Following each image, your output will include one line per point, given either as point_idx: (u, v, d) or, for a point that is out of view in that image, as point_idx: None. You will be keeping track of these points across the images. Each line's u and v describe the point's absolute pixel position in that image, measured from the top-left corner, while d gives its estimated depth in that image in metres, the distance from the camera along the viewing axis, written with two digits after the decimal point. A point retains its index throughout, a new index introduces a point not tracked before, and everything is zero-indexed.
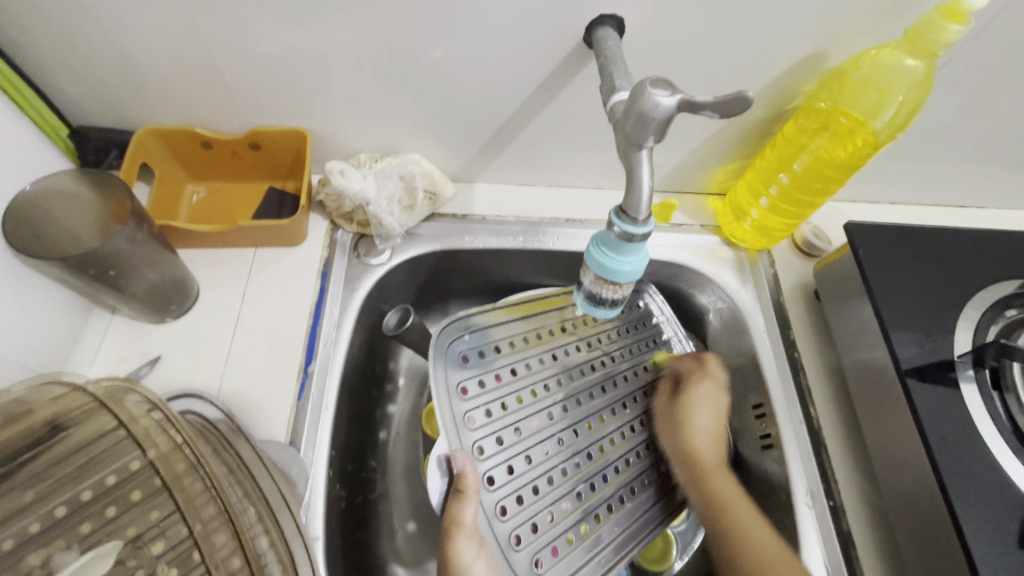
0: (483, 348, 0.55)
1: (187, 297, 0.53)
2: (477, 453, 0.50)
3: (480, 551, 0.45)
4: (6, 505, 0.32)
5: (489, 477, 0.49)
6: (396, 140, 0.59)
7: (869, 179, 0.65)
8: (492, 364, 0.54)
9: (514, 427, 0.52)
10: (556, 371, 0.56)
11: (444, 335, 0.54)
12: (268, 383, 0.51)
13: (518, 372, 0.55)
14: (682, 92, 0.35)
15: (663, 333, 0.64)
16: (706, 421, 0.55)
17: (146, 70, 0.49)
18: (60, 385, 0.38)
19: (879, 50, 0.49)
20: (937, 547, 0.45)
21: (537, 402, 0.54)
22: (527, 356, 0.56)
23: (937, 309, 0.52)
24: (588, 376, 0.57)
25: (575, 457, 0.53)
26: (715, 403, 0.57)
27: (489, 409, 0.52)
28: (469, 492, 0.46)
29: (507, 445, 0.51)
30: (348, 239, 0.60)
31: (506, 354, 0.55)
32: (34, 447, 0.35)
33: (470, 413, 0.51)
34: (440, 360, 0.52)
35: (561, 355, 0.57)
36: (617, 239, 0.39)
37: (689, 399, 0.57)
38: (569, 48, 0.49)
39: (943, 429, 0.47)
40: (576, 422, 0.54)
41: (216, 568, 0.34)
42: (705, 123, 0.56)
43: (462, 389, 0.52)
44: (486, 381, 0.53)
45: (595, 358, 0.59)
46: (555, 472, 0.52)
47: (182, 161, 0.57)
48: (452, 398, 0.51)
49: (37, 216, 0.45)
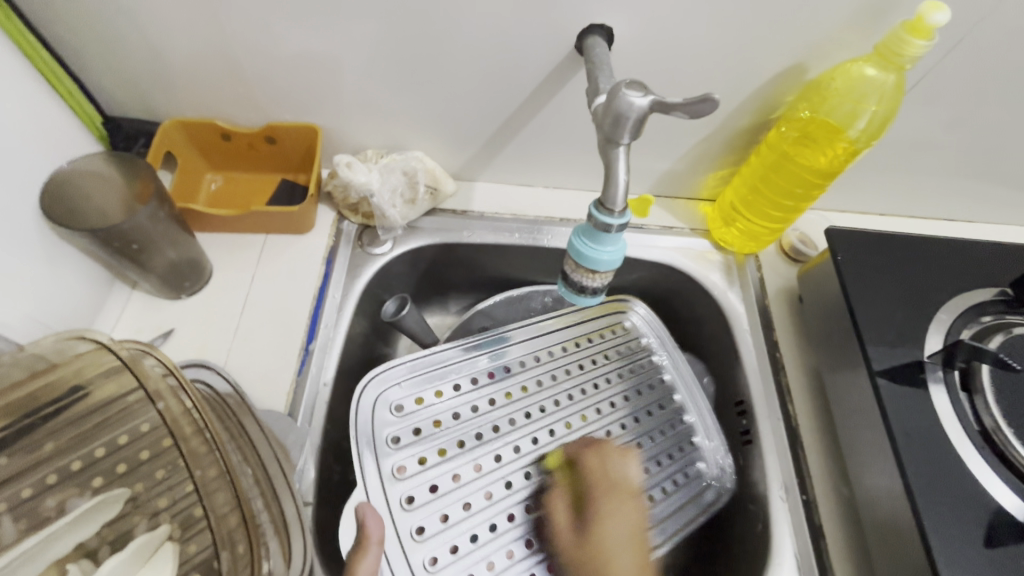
0: (420, 393, 0.56)
1: (201, 276, 0.57)
2: (404, 503, 0.50)
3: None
4: (32, 454, 0.42)
5: (418, 527, 0.50)
6: (401, 138, 0.63)
7: (856, 189, 0.67)
8: (460, 399, 0.56)
9: (453, 473, 0.53)
10: (513, 409, 0.57)
11: (372, 387, 0.55)
12: (272, 359, 0.55)
13: (484, 406, 0.57)
14: (655, 93, 0.38)
15: (654, 356, 0.65)
16: (625, 565, 0.47)
17: (176, 68, 0.54)
18: (85, 341, 0.43)
19: (853, 63, 0.52)
20: (900, 541, 0.47)
21: (484, 444, 0.54)
22: (487, 392, 0.57)
23: (910, 312, 0.54)
24: (562, 407, 0.58)
25: (549, 488, 0.54)
26: (629, 533, 0.49)
27: (421, 457, 0.53)
28: (370, 542, 0.43)
29: (442, 491, 0.52)
30: (353, 229, 0.64)
31: (464, 392, 0.57)
32: (58, 404, 0.43)
33: (399, 461, 0.52)
34: (368, 413, 0.53)
35: (536, 384, 0.59)
36: (595, 229, 0.42)
37: (601, 528, 0.49)
38: (562, 55, 0.53)
39: (909, 425, 0.48)
40: (548, 454, 0.55)
41: (215, 522, 0.40)
42: (691, 129, 0.60)
43: (392, 438, 0.53)
44: (450, 419, 0.55)
45: (564, 390, 0.59)
46: (518, 509, 0.53)
47: (204, 152, 0.62)
48: (381, 448, 0.52)
49: (71, 195, 0.50)
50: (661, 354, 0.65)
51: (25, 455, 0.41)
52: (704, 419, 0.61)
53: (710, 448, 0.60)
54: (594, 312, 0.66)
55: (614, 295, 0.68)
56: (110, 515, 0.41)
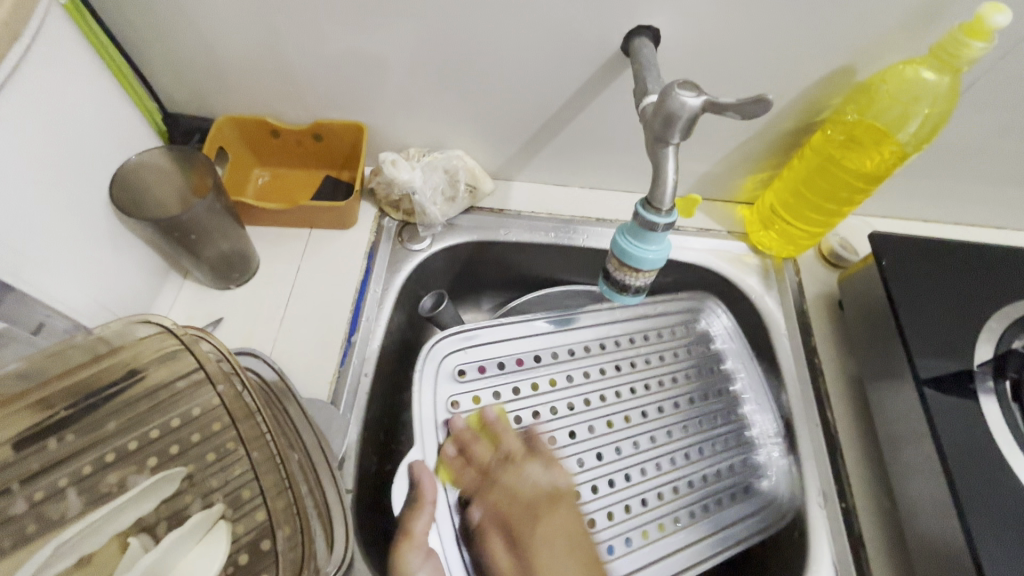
0: (484, 364, 0.60)
1: (249, 267, 0.59)
2: (455, 468, 0.54)
3: (425, 561, 0.46)
4: (96, 433, 0.45)
5: (466, 493, 0.54)
6: (443, 137, 0.64)
7: (900, 195, 0.66)
8: (520, 374, 0.60)
9: None
10: (577, 392, 0.61)
11: (439, 350, 0.59)
12: (316, 350, 0.56)
13: (546, 385, 0.60)
14: (707, 94, 0.39)
15: (726, 363, 0.65)
16: (566, 566, 0.48)
17: (233, 67, 0.56)
18: (150, 326, 0.45)
19: (905, 65, 0.51)
20: (944, 552, 0.46)
21: (558, 420, 0.59)
22: (557, 369, 0.61)
23: (958, 321, 0.53)
24: (624, 399, 0.61)
25: (605, 477, 0.57)
26: (569, 528, 0.50)
27: (478, 425, 0.57)
28: (425, 503, 0.48)
29: None
30: (393, 226, 0.65)
31: (525, 369, 0.61)
32: (117, 387, 0.46)
33: (458, 426, 0.56)
34: (432, 375, 0.58)
35: (597, 373, 0.62)
36: (640, 227, 0.43)
37: (541, 524, 0.51)
38: (607, 56, 0.53)
39: (956, 434, 0.48)
40: (606, 445, 0.59)
41: (268, 501, 0.43)
42: (733, 132, 0.59)
43: (454, 403, 0.58)
44: (511, 393, 0.59)
45: (635, 381, 0.63)
46: (584, 489, 0.56)
47: (253, 148, 0.64)
48: (442, 412, 0.57)
49: (133, 185, 0.51)
50: (732, 359, 0.65)
51: (91, 432, 0.45)
52: (773, 426, 0.61)
53: (774, 466, 0.60)
54: (664, 308, 0.67)
55: (688, 292, 0.69)
56: (168, 492, 0.43)
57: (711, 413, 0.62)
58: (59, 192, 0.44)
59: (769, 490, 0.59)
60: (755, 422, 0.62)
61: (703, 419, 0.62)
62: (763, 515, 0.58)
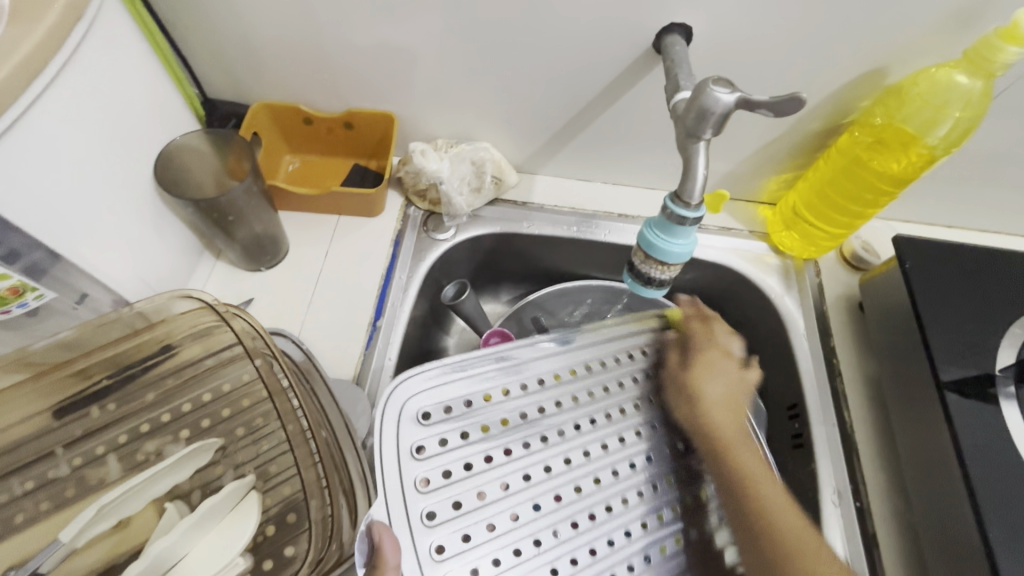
0: (447, 402, 0.51)
1: (279, 252, 0.60)
2: (426, 519, 0.46)
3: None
4: (135, 403, 0.47)
5: (437, 547, 0.45)
6: (470, 129, 0.65)
7: (924, 200, 0.66)
8: (489, 410, 0.51)
9: (478, 490, 0.48)
10: (560, 420, 0.52)
11: (397, 393, 0.50)
12: (342, 332, 0.58)
13: (514, 419, 0.51)
14: (741, 90, 0.39)
15: None
16: (722, 411, 0.52)
17: (271, 55, 0.57)
18: (193, 300, 0.48)
19: (937, 68, 0.51)
20: (959, 552, 0.47)
21: (530, 455, 0.50)
22: (522, 403, 0.52)
23: (980, 326, 0.53)
24: (599, 426, 0.53)
25: (585, 511, 0.49)
26: (730, 401, 0.53)
27: (446, 470, 0.48)
28: (388, 570, 0.40)
29: (466, 510, 0.47)
30: (418, 215, 0.66)
31: (494, 403, 0.51)
32: (153, 359, 0.48)
33: (423, 474, 0.47)
34: (392, 421, 0.48)
35: (570, 401, 0.53)
36: (669, 220, 0.43)
37: (693, 372, 0.55)
38: (637, 53, 0.54)
39: (976, 436, 0.48)
40: (585, 475, 0.50)
41: (303, 471, 0.45)
42: (760, 131, 0.60)
43: (418, 448, 0.48)
44: (479, 429, 0.50)
45: (613, 406, 0.54)
46: (563, 524, 0.48)
47: (285, 134, 0.66)
48: (404, 458, 0.47)
49: (176, 165, 0.53)
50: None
51: (129, 403, 0.46)
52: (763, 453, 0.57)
53: None
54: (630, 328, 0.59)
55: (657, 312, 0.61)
56: (202, 463, 0.44)
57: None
58: (111, 174, 0.45)
59: None
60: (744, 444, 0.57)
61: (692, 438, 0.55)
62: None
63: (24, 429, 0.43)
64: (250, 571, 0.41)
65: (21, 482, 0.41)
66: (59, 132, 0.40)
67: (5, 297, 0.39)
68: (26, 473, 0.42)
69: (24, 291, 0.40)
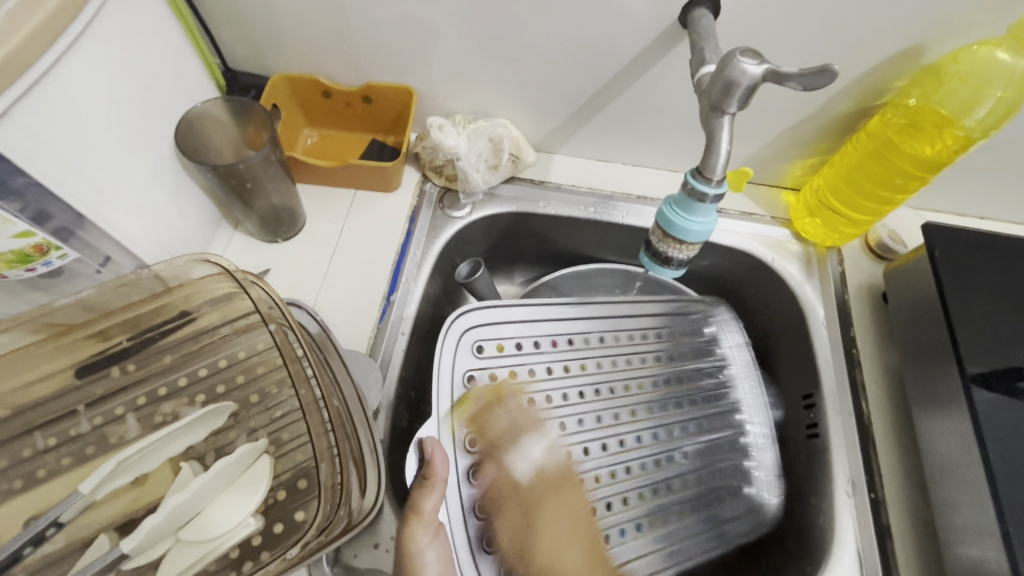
0: (504, 342, 0.57)
1: (296, 224, 0.61)
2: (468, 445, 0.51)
3: (434, 540, 0.44)
4: (153, 365, 0.48)
5: (477, 473, 0.51)
6: (489, 105, 0.64)
7: (957, 188, 0.63)
8: (537, 357, 0.57)
9: (518, 428, 0.54)
10: (597, 381, 0.59)
11: (455, 325, 0.55)
12: (356, 306, 0.58)
13: (559, 370, 0.58)
14: (769, 62, 0.38)
15: (730, 366, 0.63)
16: (571, 560, 0.51)
17: (290, 25, 0.57)
18: (210, 264, 0.48)
19: (979, 46, 0.49)
20: (977, 548, 0.45)
21: (568, 407, 0.57)
22: (568, 357, 0.58)
23: (1011, 318, 0.51)
24: (632, 394, 0.59)
25: (607, 468, 0.56)
26: (569, 522, 0.52)
27: (493, 405, 0.54)
28: (436, 480, 0.45)
29: (504, 444, 0.53)
30: (434, 192, 0.66)
31: (541, 352, 0.58)
32: (172, 325, 0.49)
33: (472, 403, 0.53)
34: (451, 350, 0.54)
35: (609, 364, 0.60)
36: (689, 197, 0.44)
37: (539, 534, 0.50)
38: (661, 28, 0.52)
39: (1001, 430, 0.47)
40: (612, 435, 0.57)
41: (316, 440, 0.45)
42: (787, 112, 0.58)
43: (470, 378, 0.54)
44: (525, 374, 0.56)
45: (647, 376, 0.60)
46: (590, 476, 0.55)
47: (303, 107, 0.65)
48: (458, 386, 0.53)
49: (196, 132, 0.54)
50: (736, 363, 0.63)
51: (148, 366, 0.47)
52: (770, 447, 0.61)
53: (762, 473, 0.60)
54: (661, 307, 0.64)
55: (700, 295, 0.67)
56: (216, 426, 0.45)
57: (721, 413, 0.61)
58: (134, 142, 0.46)
59: (756, 495, 0.59)
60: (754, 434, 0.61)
61: (710, 420, 0.61)
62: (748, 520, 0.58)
63: (47, 386, 0.44)
64: (259, 533, 0.43)
65: (44, 437, 0.43)
66: (83, 96, 0.40)
67: (30, 254, 0.40)
68: (49, 429, 0.43)
69: (48, 249, 0.41)
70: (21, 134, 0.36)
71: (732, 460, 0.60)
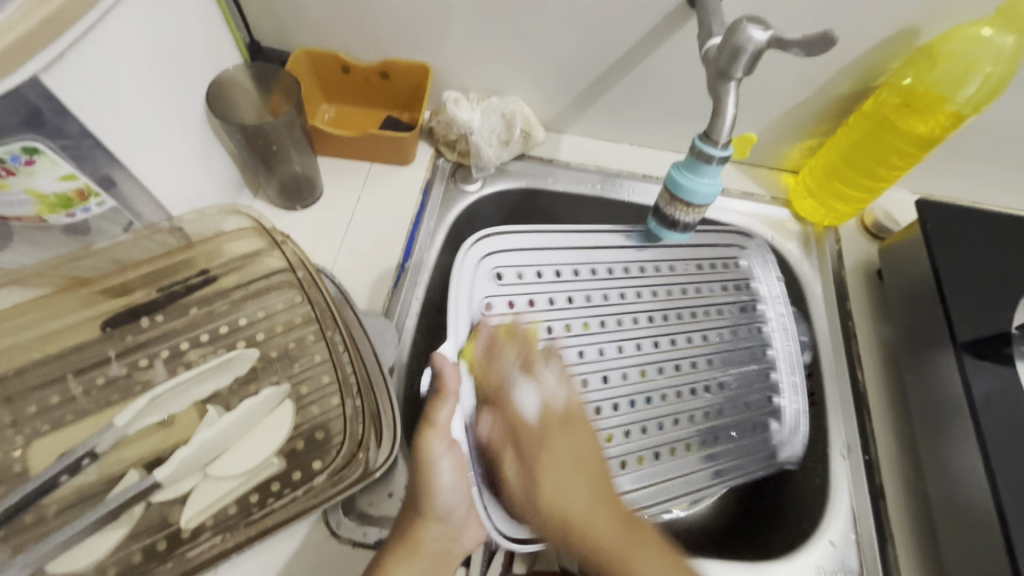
0: (522, 269, 0.57)
1: (315, 191, 0.63)
2: (482, 368, 0.52)
3: (449, 450, 0.44)
4: (180, 318, 0.49)
5: (487, 395, 0.52)
6: (501, 84, 0.66)
7: (948, 172, 0.66)
8: (557, 288, 0.58)
9: (531, 356, 0.54)
10: (620, 312, 0.58)
11: (481, 248, 0.57)
12: (371, 271, 0.60)
13: (578, 301, 0.58)
14: (775, 30, 0.41)
15: (762, 304, 0.62)
16: (576, 491, 0.47)
17: (314, 1, 0.60)
18: (245, 218, 0.52)
19: (969, 27, 0.51)
20: (967, 501, 0.48)
21: (586, 335, 0.57)
22: (590, 287, 0.59)
23: (1000, 287, 0.54)
24: (653, 326, 0.59)
25: (620, 398, 0.56)
26: (583, 457, 0.49)
27: (509, 329, 0.54)
28: (448, 392, 0.44)
29: (517, 370, 0.53)
30: (447, 167, 0.68)
31: (564, 282, 0.58)
32: (197, 284, 0.50)
33: (490, 326, 0.54)
34: (475, 272, 0.55)
35: (630, 297, 0.59)
36: (695, 159, 0.46)
37: (545, 485, 0.48)
38: (671, 8, 0.55)
39: (991, 391, 0.49)
40: (627, 367, 0.57)
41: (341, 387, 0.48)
42: (788, 93, 0.60)
43: (488, 304, 0.55)
44: (545, 303, 0.57)
45: (666, 312, 0.60)
46: (595, 407, 0.55)
47: (322, 82, 0.67)
48: (477, 308, 0.54)
49: (227, 97, 0.56)
50: (770, 305, 0.62)
51: (174, 318, 0.49)
52: (796, 384, 0.59)
53: (790, 413, 0.59)
54: (709, 239, 0.64)
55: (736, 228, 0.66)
56: (241, 372, 0.47)
57: (747, 349, 0.61)
58: (167, 104, 0.48)
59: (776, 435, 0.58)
60: (781, 371, 0.60)
61: (735, 355, 0.60)
62: (758, 457, 0.58)
63: (78, 335, 0.46)
64: (278, 476, 0.44)
65: (76, 383, 0.45)
66: (123, 55, 0.42)
67: (72, 200, 0.42)
68: (81, 376, 0.45)
69: (88, 196, 0.43)
70: (70, 82, 0.38)
71: (756, 396, 0.59)
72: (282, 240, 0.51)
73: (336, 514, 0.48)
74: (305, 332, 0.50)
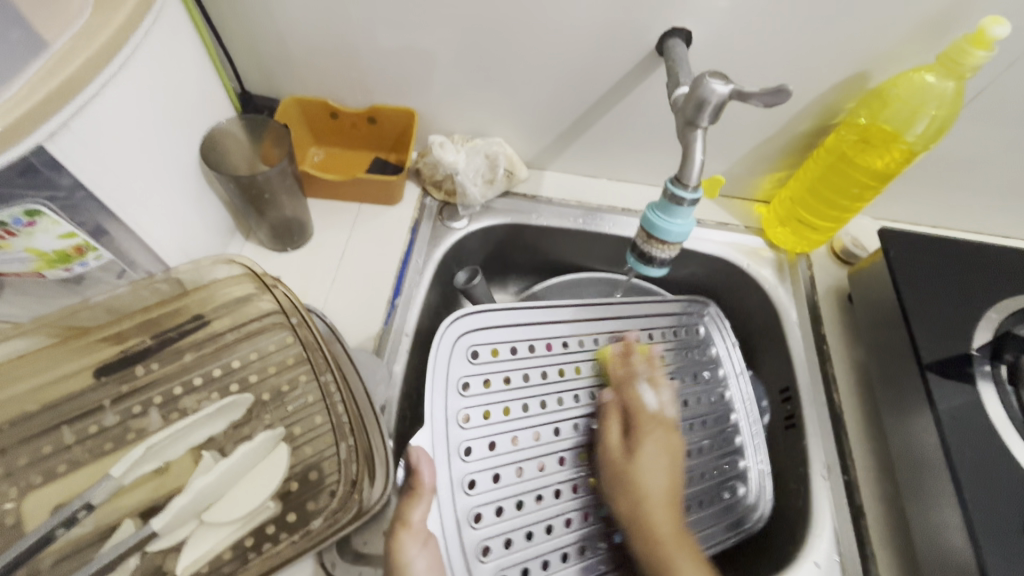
0: (496, 346, 0.59)
1: (305, 232, 0.65)
2: (464, 453, 0.53)
3: (423, 549, 0.44)
4: (172, 363, 0.49)
5: (471, 482, 0.53)
6: (485, 126, 0.69)
7: (909, 199, 0.70)
8: (532, 362, 0.60)
9: (511, 435, 0.56)
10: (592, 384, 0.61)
11: (452, 329, 0.57)
12: (362, 310, 0.61)
13: (552, 374, 0.60)
14: (735, 83, 0.44)
15: (721, 367, 0.67)
16: (662, 475, 0.54)
17: (304, 53, 0.62)
18: (237, 265, 0.53)
19: (914, 72, 0.56)
20: (939, 517, 0.50)
21: (559, 410, 0.59)
22: (561, 361, 0.61)
23: (960, 309, 0.57)
24: None
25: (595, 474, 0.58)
26: (660, 460, 0.54)
27: (486, 410, 0.56)
28: (423, 490, 0.46)
29: (497, 452, 0.55)
30: (434, 205, 0.70)
31: (537, 356, 0.60)
32: (189, 329, 0.51)
33: (466, 409, 0.55)
34: (448, 355, 0.56)
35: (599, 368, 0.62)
36: (668, 201, 0.49)
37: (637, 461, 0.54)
38: (642, 56, 0.59)
39: (955, 409, 0.52)
40: None
41: (334, 427, 0.49)
42: (754, 132, 0.64)
43: (464, 385, 0.56)
44: (520, 379, 0.58)
45: None
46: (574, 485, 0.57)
47: (311, 127, 0.70)
48: (452, 394, 0.55)
49: (217, 148, 0.58)
50: (728, 365, 0.67)
51: (168, 363, 0.49)
52: (757, 445, 0.63)
53: (757, 471, 0.62)
54: (661, 307, 0.68)
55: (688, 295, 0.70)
56: (235, 418, 0.48)
57: (705, 418, 0.64)
58: (163, 157, 0.50)
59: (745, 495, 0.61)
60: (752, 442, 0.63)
61: (704, 421, 0.63)
62: (732, 521, 0.60)
63: (70, 385, 0.47)
64: (274, 520, 0.45)
65: (70, 432, 0.45)
66: (122, 116, 0.44)
67: (70, 255, 0.44)
68: (74, 425, 0.46)
69: (87, 251, 0.45)
70: (75, 146, 0.40)
71: (726, 458, 0.63)
72: (278, 289, 0.52)
73: (330, 557, 0.48)
74: (297, 372, 0.51)
